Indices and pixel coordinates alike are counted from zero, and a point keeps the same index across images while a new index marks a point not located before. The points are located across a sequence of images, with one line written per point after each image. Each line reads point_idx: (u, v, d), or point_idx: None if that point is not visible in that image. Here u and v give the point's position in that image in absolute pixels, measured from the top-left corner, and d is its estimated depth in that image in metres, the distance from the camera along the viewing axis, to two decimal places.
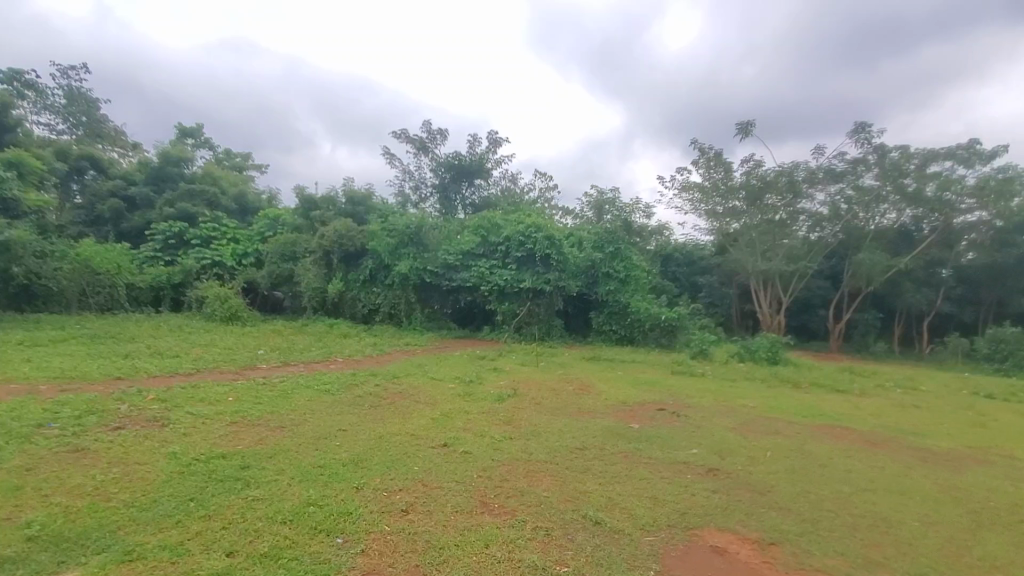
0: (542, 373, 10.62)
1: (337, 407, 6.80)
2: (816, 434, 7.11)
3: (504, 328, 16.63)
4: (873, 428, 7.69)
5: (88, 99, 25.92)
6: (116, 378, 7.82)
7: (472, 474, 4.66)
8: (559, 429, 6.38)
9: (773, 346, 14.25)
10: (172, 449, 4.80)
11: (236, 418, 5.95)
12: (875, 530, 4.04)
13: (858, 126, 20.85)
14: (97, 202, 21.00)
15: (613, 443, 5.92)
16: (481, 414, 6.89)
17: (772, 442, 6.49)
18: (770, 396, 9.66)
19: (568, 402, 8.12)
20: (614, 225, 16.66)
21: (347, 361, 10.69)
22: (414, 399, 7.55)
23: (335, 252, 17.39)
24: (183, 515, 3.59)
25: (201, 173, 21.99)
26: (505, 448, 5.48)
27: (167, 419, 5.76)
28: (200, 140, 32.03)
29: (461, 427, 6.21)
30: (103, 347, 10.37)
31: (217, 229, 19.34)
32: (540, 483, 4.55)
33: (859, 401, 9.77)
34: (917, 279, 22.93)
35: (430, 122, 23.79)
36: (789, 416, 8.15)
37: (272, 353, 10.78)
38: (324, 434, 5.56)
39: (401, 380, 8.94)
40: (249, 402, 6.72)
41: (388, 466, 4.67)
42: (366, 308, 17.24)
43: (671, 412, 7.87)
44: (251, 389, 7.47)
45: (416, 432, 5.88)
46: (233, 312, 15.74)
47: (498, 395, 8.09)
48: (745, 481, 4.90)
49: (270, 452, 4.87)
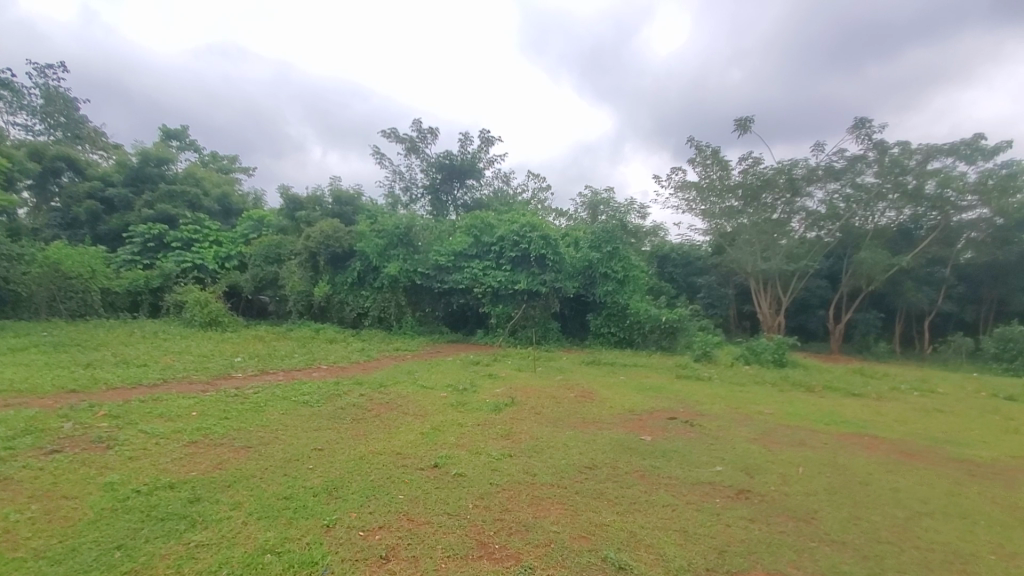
0: (540, 379, 9.91)
1: (315, 421, 6.06)
2: (845, 445, 6.46)
3: (499, 331, 15.97)
4: (903, 436, 7.09)
5: (66, 98, 24.91)
6: (70, 391, 7.02)
7: (468, 504, 3.94)
8: (564, 444, 5.68)
9: (779, 348, 13.65)
10: (110, 478, 4.08)
11: (196, 436, 5.21)
12: (950, 570, 3.44)
13: (858, 122, 20.39)
14: (73, 204, 20.09)
15: (625, 460, 5.23)
16: (476, 428, 6.18)
17: (801, 455, 5.83)
18: (785, 401, 9.03)
19: (570, 411, 7.43)
20: (611, 223, 16.01)
21: (331, 369, 9.93)
22: (402, 411, 6.82)
23: (321, 254, 16.61)
24: (104, 570, 2.88)
25: (183, 173, 21.15)
26: (504, 469, 4.77)
27: (114, 441, 5.02)
28: (184, 142, 31.15)
29: (453, 443, 5.50)
30: (67, 356, 9.55)
31: (199, 231, 18.59)
32: (548, 514, 3.85)
33: (878, 406, 9.15)
34: (918, 278, 22.50)
35: (420, 122, 23.12)
36: (811, 424, 7.50)
37: (250, 361, 10.00)
38: (296, 455, 4.84)
39: (388, 388, 8.22)
40: (215, 417, 5.97)
41: (367, 496, 3.95)
42: (354, 312, 16.48)
43: (683, 420, 7.21)
44: (219, 401, 6.72)
45: (402, 451, 5.16)
46: (212, 317, 14.92)
47: (494, 404, 7.37)
48: (783, 506, 4.26)
49: (229, 480, 4.15)
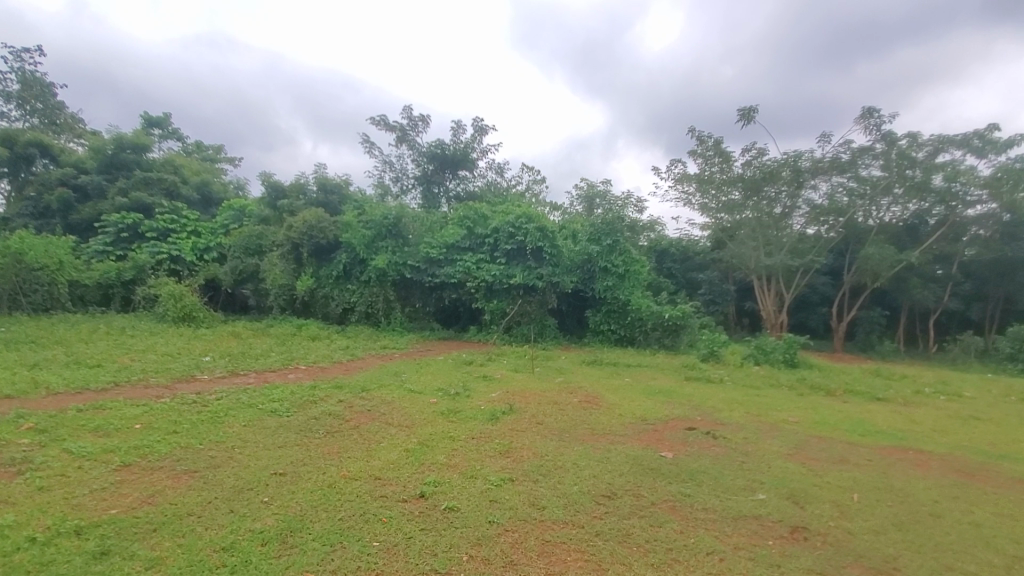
0: (539, 381, 9.08)
1: (281, 436, 5.14)
2: (893, 461, 5.66)
3: (493, 328, 15.09)
4: (949, 450, 6.32)
5: (44, 84, 23.54)
6: (1, 398, 6.08)
7: (459, 556, 3.10)
8: (573, 463, 4.82)
9: (791, 347, 12.85)
10: (3, 520, 3.24)
11: (129, 458, 4.30)
12: None
13: (866, 111, 19.60)
14: (45, 191, 18.94)
15: (649, 485, 4.37)
16: (471, 443, 5.30)
17: (850, 476, 5.04)
18: (809, 407, 8.21)
19: (576, 420, 6.57)
20: (611, 215, 15.09)
21: (310, 369, 9.05)
22: (385, 422, 5.93)
23: (304, 246, 15.60)
24: None
25: (162, 160, 20.02)
26: (505, 500, 3.90)
27: (29, 464, 4.12)
28: (166, 131, 29.93)
29: (443, 464, 4.62)
30: (13, 355, 8.55)
31: (176, 221, 17.52)
32: (563, 571, 3.03)
33: (908, 412, 8.38)
34: (924, 275, 21.87)
35: (411, 109, 22.13)
36: (844, 436, 6.69)
37: (220, 360, 9.07)
38: (251, 483, 3.94)
39: (370, 393, 7.30)
40: (162, 431, 5.04)
41: (331, 545, 3.09)
42: (340, 307, 15.52)
43: (704, 432, 6.36)
44: (172, 410, 5.79)
45: (383, 475, 4.27)
46: (187, 312, 13.90)
47: (490, 412, 6.49)
48: (852, 551, 3.49)
49: (156, 522, 3.27)
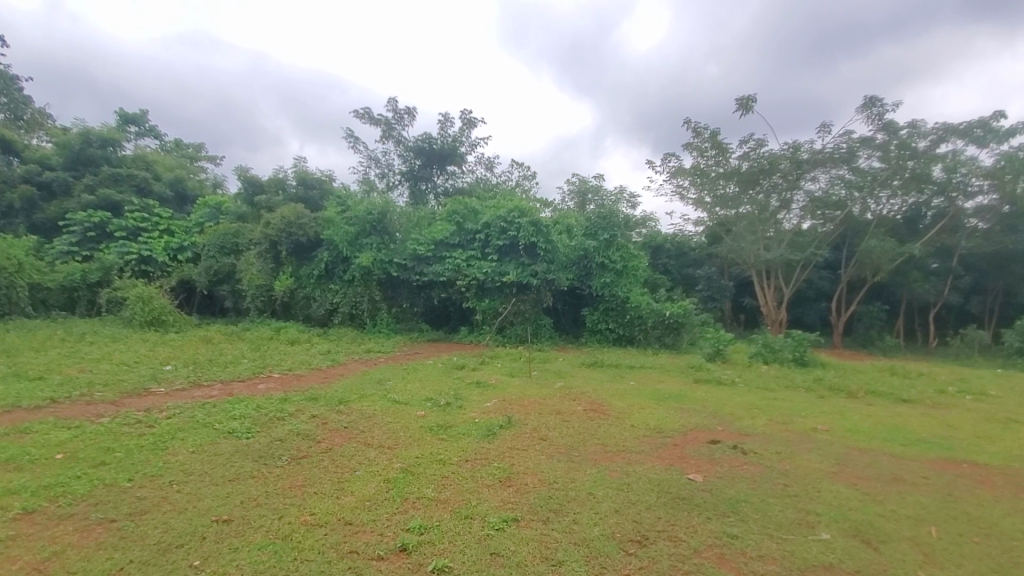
0: (537, 387, 8.23)
1: (235, 466, 4.24)
2: (953, 479, 4.88)
3: (485, 329, 14.21)
4: (1006, 462, 5.57)
5: (6, 77, 22.27)
6: None
7: None
8: (588, 493, 3.99)
9: (800, 345, 12.13)
10: None
11: (35, 503, 3.43)
12: None
13: (869, 100, 18.97)
14: (6, 190, 17.75)
15: (687, 523, 3.55)
16: (464, 468, 4.43)
17: (915, 500, 4.26)
18: (835, 413, 7.44)
19: (585, 434, 5.74)
20: (608, 209, 14.24)
21: (282, 378, 8.14)
22: (363, 443, 5.04)
23: (283, 243, 14.62)
24: None
25: (133, 156, 18.87)
26: (509, 552, 3.06)
27: None
28: (141, 129, 28.71)
29: (431, 500, 3.76)
30: None
31: (147, 219, 16.43)
32: None
33: (940, 416, 7.66)
34: (925, 268, 21.32)
35: (396, 101, 21.15)
36: (884, 446, 5.93)
37: (182, 370, 8.13)
38: (182, 536, 3.08)
39: (348, 406, 6.42)
40: (86, 464, 4.14)
41: None
42: (322, 309, 14.45)
43: (731, 446, 5.54)
44: (109, 434, 4.87)
45: (355, 519, 3.40)
46: (155, 316, 12.89)
47: (485, 427, 5.64)
48: None
49: None
